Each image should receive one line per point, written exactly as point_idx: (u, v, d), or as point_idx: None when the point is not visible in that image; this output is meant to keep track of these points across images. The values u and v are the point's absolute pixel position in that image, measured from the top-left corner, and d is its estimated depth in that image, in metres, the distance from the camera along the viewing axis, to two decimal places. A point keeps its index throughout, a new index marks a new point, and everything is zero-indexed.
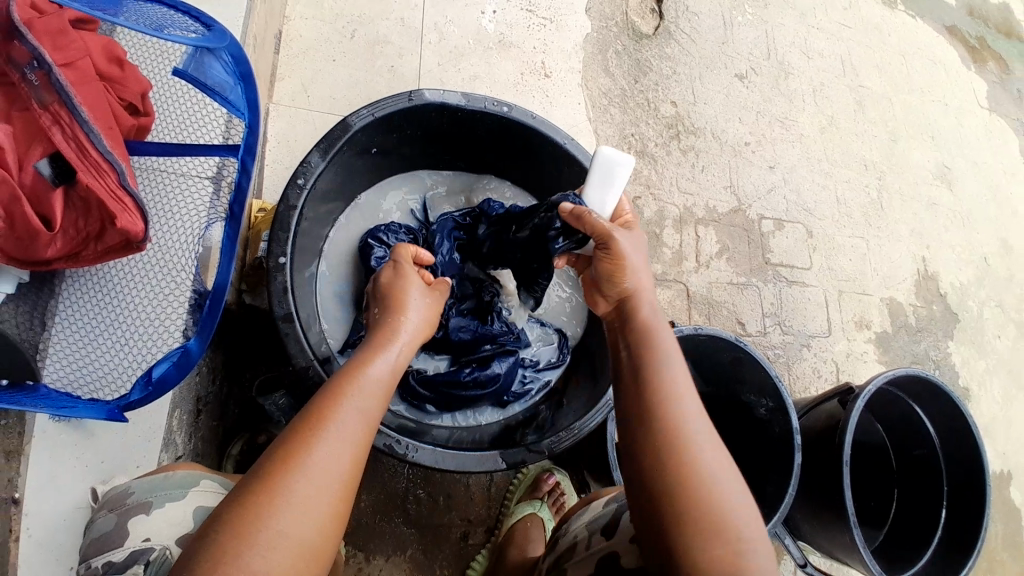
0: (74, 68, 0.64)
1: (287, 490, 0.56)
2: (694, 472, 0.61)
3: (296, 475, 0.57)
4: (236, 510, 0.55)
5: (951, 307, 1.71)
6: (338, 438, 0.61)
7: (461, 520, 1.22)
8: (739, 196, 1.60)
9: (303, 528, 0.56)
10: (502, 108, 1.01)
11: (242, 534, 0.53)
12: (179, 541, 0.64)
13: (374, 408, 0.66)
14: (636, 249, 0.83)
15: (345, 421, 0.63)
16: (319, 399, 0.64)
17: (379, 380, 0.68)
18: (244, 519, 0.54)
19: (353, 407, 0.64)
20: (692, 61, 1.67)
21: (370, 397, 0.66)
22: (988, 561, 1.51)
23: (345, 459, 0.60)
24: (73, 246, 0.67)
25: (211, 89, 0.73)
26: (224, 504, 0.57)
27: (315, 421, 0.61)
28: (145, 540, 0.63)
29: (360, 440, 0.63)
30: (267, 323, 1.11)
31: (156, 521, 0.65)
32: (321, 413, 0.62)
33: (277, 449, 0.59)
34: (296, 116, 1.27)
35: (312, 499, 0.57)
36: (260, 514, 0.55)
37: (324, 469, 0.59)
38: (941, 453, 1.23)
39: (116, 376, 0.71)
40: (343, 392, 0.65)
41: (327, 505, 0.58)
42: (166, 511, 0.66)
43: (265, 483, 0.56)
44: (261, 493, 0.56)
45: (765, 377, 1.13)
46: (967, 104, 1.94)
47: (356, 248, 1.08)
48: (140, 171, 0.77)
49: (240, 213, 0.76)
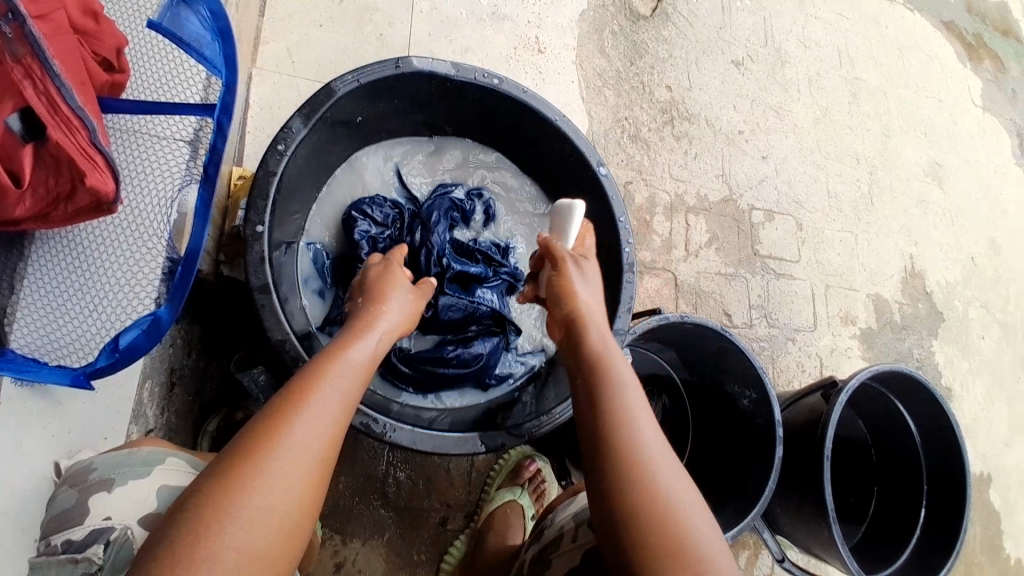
0: (47, 20, 0.59)
1: (267, 466, 0.54)
2: (646, 484, 0.64)
3: (276, 452, 0.55)
4: (212, 486, 0.53)
5: (937, 305, 1.71)
6: (317, 418, 0.59)
7: (440, 504, 1.20)
8: (731, 185, 1.59)
9: (284, 505, 0.54)
10: (493, 80, 0.97)
11: (218, 511, 0.51)
12: (142, 522, 0.61)
13: (354, 390, 0.64)
14: (589, 282, 0.85)
15: (327, 401, 0.61)
16: (299, 379, 0.62)
17: (360, 362, 0.67)
18: (222, 495, 0.52)
19: (335, 388, 0.62)
20: (689, 45, 1.64)
21: (350, 379, 0.65)
22: (962, 560, 1.53)
23: (323, 439, 0.59)
24: (43, 205, 0.62)
25: (187, 44, 0.69)
26: (197, 480, 0.54)
27: (295, 400, 0.59)
28: (106, 519, 0.60)
29: (341, 422, 0.61)
30: (243, 296, 1.07)
31: (118, 499, 0.62)
32: (302, 392, 0.60)
33: (255, 426, 0.57)
34: (280, 81, 1.23)
35: (292, 479, 0.55)
36: (237, 491, 0.52)
37: (305, 447, 0.57)
38: (921, 451, 1.23)
39: (84, 341, 0.67)
40: (324, 372, 0.63)
41: (307, 485, 0.56)
42: (129, 489, 0.62)
43: (243, 459, 0.54)
44: (240, 469, 0.54)
45: (749, 368, 1.12)
46: (961, 101, 1.94)
47: (340, 219, 1.05)
48: (114, 130, 0.72)
49: (215, 174, 0.71)
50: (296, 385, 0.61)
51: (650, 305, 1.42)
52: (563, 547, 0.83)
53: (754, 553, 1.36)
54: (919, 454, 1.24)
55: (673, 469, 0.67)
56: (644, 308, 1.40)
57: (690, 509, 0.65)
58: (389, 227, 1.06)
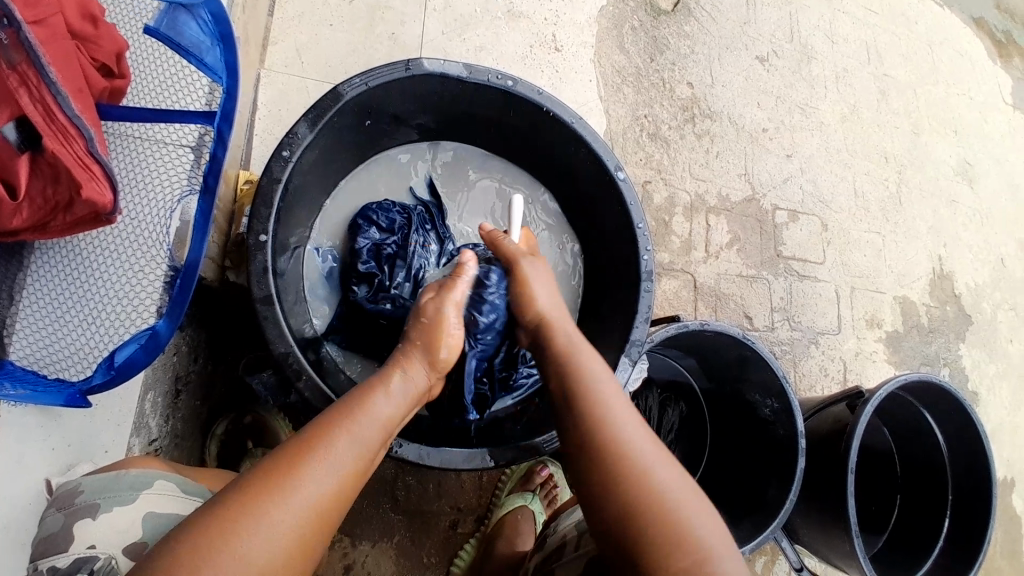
0: (45, 26, 0.57)
1: (271, 504, 0.53)
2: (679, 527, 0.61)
3: (282, 494, 0.54)
4: (211, 521, 0.51)
5: (965, 308, 1.65)
6: (328, 462, 0.58)
7: (450, 507, 1.18)
8: (753, 185, 1.54)
9: (283, 545, 0.52)
10: (506, 82, 0.94)
11: (209, 549, 0.49)
12: (126, 550, 0.59)
13: (371, 441, 0.63)
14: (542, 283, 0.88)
15: (336, 442, 0.60)
16: (314, 424, 0.61)
17: (381, 412, 0.66)
18: (212, 537, 0.50)
19: (350, 432, 0.61)
20: (711, 40, 1.59)
21: (366, 431, 0.63)
22: (987, 570, 1.48)
23: (330, 486, 0.57)
24: (41, 216, 0.61)
25: (186, 50, 0.68)
26: (197, 513, 0.53)
27: (303, 446, 0.58)
28: (90, 547, 0.59)
29: (354, 468, 0.60)
30: (241, 302, 1.04)
31: (101, 526, 0.60)
32: (315, 434, 0.59)
33: (264, 468, 0.56)
34: (289, 83, 1.21)
35: (293, 520, 0.54)
36: (232, 532, 0.51)
37: (309, 492, 0.55)
38: (947, 459, 1.18)
39: (84, 353, 0.66)
40: (338, 419, 0.62)
41: (305, 529, 0.54)
42: (114, 518, 0.61)
43: (248, 495, 0.53)
44: (243, 505, 0.52)
45: (772, 378, 1.08)
46: (991, 98, 1.86)
47: (349, 225, 1.04)
48: (111, 136, 0.70)
49: (215, 185, 0.69)
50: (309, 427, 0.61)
51: (668, 310, 1.38)
52: (567, 555, 0.81)
53: (772, 559, 1.33)
54: (945, 462, 1.18)
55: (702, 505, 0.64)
56: (662, 313, 1.37)
57: (714, 535, 0.62)
58: (395, 234, 1.02)
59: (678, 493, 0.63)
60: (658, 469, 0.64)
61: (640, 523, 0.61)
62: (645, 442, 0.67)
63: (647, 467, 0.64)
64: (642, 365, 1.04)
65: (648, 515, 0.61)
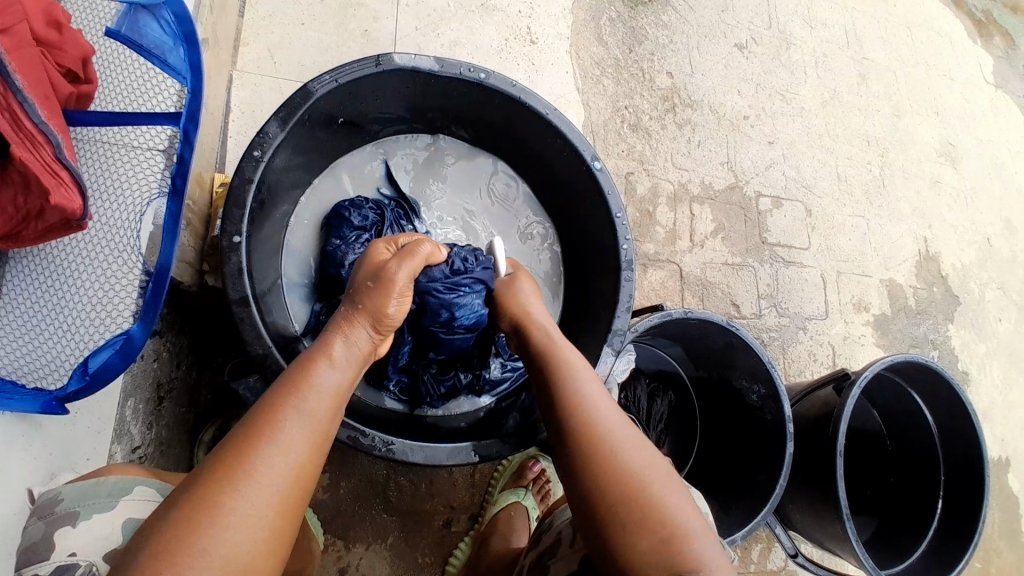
0: (10, 33, 0.57)
1: (230, 497, 0.52)
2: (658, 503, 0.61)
3: (238, 485, 0.52)
4: (169, 525, 0.50)
5: (952, 289, 1.66)
6: (283, 444, 0.56)
7: (444, 506, 1.18)
8: (736, 172, 1.54)
9: (249, 536, 0.51)
10: (479, 75, 0.93)
11: (176, 551, 0.48)
12: (107, 556, 0.59)
13: (326, 414, 0.61)
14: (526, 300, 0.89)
15: (291, 419, 0.58)
16: (263, 405, 0.59)
17: (330, 382, 0.64)
18: (173, 538, 0.49)
19: (301, 411, 0.59)
20: (689, 30, 1.59)
21: (318, 402, 0.61)
22: (983, 549, 1.49)
23: (286, 469, 0.55)
24: (13, 225, 0.60)
25: (148, 51, 0.69)
26: (158, 515, 0.52)
27: (256, 435, 0.56)
28: (71, 555, 0.58)
29: (311, 448, 0.58)
30: (221, 307, 1.03)
31: (81, 533, 0.60)
32: (265, 416, 0.58)
33: (217, 459, 0.54)
34: (263, 83, 1.20)
35: (255, 510, 0.52)
36: (193, 530, 0.49)
37: (267, 481, 0.54)
38: (938, 442, 1.18)
39: (61, 360, 0.65)
40: (292, 398, 0.60)
41: (271, 515, 0.53)
42: (93, 524, 0.60)
43: (201, 492, 0.52)
44: (201, 503, 0.51)
45: (758, 364, 1.08)
46: (972, 78, 1.87)
47: (323, 225, 1.03)
48: (80, 142, 0.70)
49: (184, 187, 0.72)
50: (267, 403, 0.59)
51: (654, 300, 1.39)
52: (560, 551, 0.81)
53: (767, 545, 1.33)
54: (937, 444, 1.18)
55: (681, 486, 0.64)
56: (648, 303, 1.37)
57: (701, 522, 0.61)
58: (370, 230, 1.01)
59: (666, 479, 0.63)
60: (639, 458, 0.65)
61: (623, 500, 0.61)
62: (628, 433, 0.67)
63: (626, 449, 0.65)
64: (626, 355, 1.05)
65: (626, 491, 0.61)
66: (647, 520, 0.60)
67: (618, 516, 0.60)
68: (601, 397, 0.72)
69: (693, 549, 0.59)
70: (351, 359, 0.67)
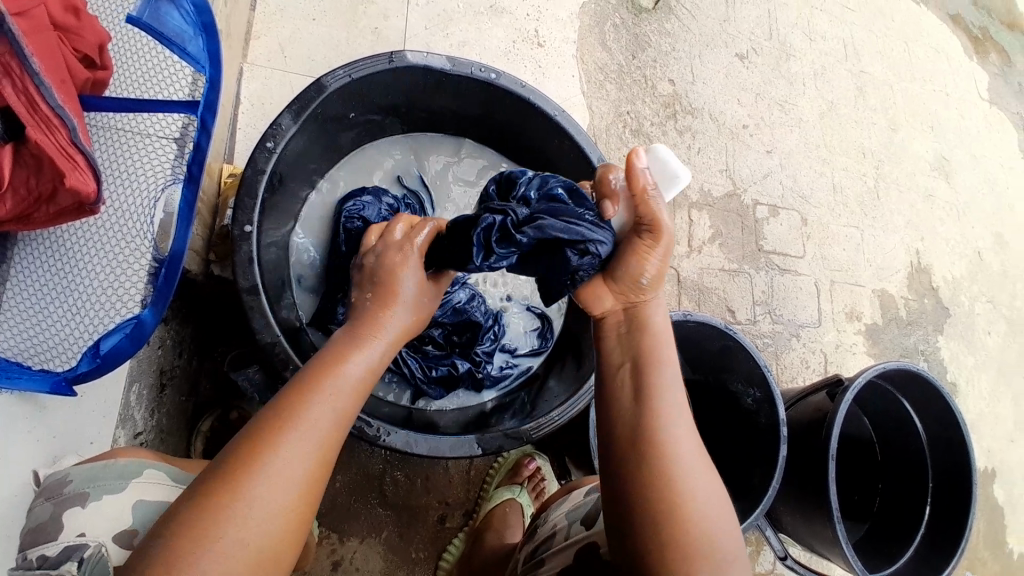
0: (28, 17, 0.58)
1: (251, 486, 0.52)
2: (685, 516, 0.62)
3: (259, 474, 0.53)
4: (191, 511, 0.51)
5: (943, 301, 1.68)
6: (308, 436, 0.57)
7: (439, 502, 1.19)
8: (735, 180, 1.56)
9: (270, 529, 0.52)
10: (489, 75, 0.95)
11: (201, 538, 0.49)
12: (116, 538, 0.60)
13: (350, 406, 0.62)
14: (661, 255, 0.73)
15: (319, 410, 0.58)
16: (290, 393, 0.59)
17: (357, 374, 0.64)
18: (200, 524, 0.50)
19: (329, 401, 0.59)
20: (692, 38, 1.61)
21: (345, 395, 0.61)
22: (968, 558, 1.51)
23: (310, 460, 0.56)
24: (25, 207, 0.60)
25: (169, 41, 0.73)
26: (182, 498, 0.53)
27: (284, 424, 0.56)
28: (80, 535, 0.59)
29: (332, 438, 0.59)
30: (227, 297, 1.03)
31: (91, 514, 0.60)
32: (292, 406, 0.58)
33: (242, 444, 0.55)
34: (272, 76, 1.21)
35: (280, 501, 0.53)
36: (219, 517, 0.50)
37: (290, 472, 0.54)
38: (926, 449, 1.20)
39: (69, 342, 0.65)
40: (319, 389, 0.60)
41: (296, 506, 0.54)
42: (104, 506, 0.61)
43: (224, 480, 0.52)
44: (224, 492, 0.52)
45: (754, 368, 1.09)
46: (967, 94, 1.90)
47: (331, 217, 1.04)
48: (95, 128, 0.70)
49: (198, 174, 0.73)
50: (292, 392, 0.59)
51: None
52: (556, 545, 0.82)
53: (757, 549, 1.35)
54: (925, 451, 1.20)
55: (713, 493, 0.65)
56: None
57: (720, 534, 0.63)
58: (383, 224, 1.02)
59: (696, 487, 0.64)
60: (691, 477, 0.64)
61: (652, 513, 0.62)
62: (686, 444, 0.66)
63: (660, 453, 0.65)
64: None
65: (650, 496, 0.63)
66: (668, 529, 0.61)
67: (645, 528, 0.62)
68: (678, 396, 0.69)
69: (709, 561, 0.62)
70: (382, 355, 0.68)
